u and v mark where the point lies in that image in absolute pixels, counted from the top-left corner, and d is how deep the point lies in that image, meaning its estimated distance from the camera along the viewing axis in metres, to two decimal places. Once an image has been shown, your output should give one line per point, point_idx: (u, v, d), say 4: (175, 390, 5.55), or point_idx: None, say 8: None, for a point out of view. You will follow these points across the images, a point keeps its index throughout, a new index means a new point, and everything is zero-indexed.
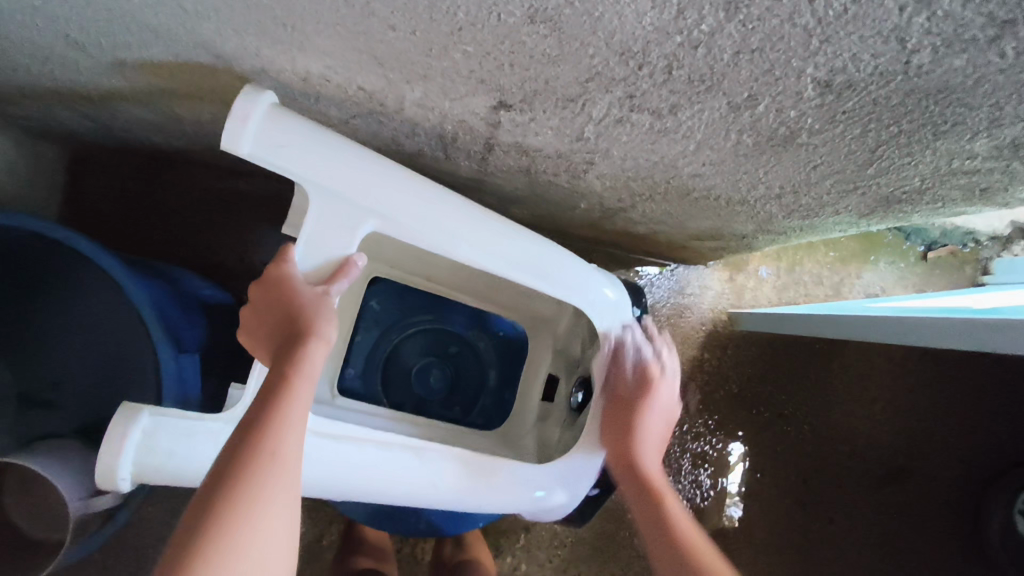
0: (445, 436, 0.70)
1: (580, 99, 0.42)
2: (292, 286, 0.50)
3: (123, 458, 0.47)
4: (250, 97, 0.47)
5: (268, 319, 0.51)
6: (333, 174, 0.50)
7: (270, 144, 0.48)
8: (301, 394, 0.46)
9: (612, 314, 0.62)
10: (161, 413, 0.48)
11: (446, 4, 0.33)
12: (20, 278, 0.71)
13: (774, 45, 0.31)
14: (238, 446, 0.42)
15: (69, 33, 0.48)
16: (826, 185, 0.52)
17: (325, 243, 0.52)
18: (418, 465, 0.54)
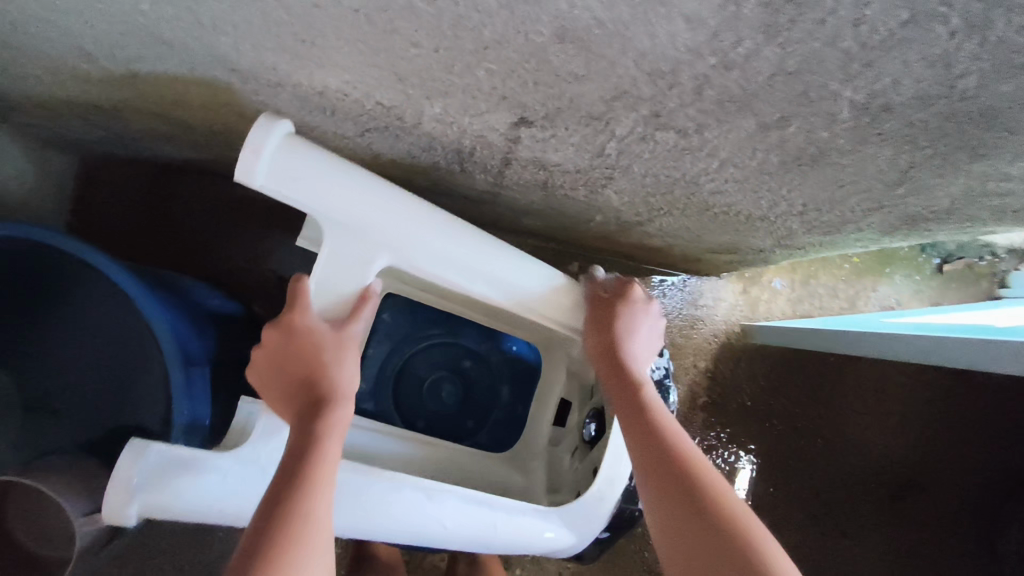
0: (454, 458, 0.70)
1: (604, 116, 0.41)
2: (312, 330, 0.50)
3: (131, 498, 0.46)
4: (263, 129, 0.46)
5: (285, 367, 0.50)
6: (349, 208, 0.50)
7: (284, 177, 0.47)
8: (333, 451, 0.46)
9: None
10: (167, 450, 0.47)
11: (472, 23, 0.32)
12: (29, 289, 0.71)
13: (812, 67, 0.30)
14: (273, 506, 0.42)
15: (83, 46, 0.47)
16: (851, 203, 0.51)
17: (337, 276, 0.52)
18: (427, 506, 0.53)
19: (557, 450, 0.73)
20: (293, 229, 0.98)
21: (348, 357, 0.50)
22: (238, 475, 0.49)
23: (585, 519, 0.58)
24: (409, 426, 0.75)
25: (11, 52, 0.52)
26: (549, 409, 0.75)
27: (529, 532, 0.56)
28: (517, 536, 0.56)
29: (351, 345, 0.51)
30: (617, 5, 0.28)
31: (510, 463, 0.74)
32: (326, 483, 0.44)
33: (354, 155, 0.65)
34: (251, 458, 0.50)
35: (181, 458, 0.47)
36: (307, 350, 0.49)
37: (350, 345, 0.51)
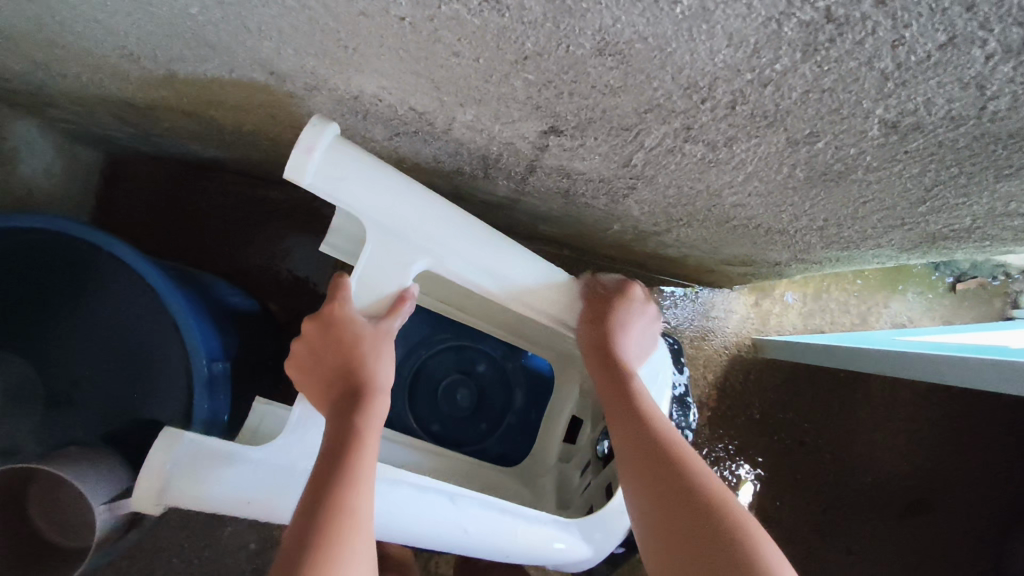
0: (464, 468, 0.70)
1: (635, 128, 0.42)
2: (352, 326, 0.51)
3: (160, 485, 0.47)
4: (315, 129, 0.48)
5: (328, 363, 0.52)
6: (391, 210, 0.51)
7: (332, 176, 0.49)
8: (372, 448, 0.48)
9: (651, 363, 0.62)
10: (197, 441, 0.48)
11: (515, 34, 0.33)
12: (55, 280, 0.72)
13: (847, 85, 0.31)
14: (322, 497, 0.44)
15: (127, 45, 0.48)
16: (872, 220, 0.52)
17: (377, 277, 0.53)
18: (450, 511, 0.53)
19: (567, 466, 0.71)
20: (311, 229, 0.99)
21: (386, 355, 0.52)
22: (263, 470, 0.49)
23: (606, 531, 0.57)
24: (423, 428, 0.77)
25: (54, 49, 0.53)
26: (561, 422, 0.73)
27: (548, 540, 0.56)
28: (536, 543, 0.56)
29: (387, 342, 0.52)
30: (661, 20, 0.29)
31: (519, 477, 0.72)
32: (366, 477, 0.46)
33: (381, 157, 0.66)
34: (276, 454, 0.50)
35: (209, 450, 0.49)
36: (347, 345, 0.51)
37: (388, 341, 0.52)
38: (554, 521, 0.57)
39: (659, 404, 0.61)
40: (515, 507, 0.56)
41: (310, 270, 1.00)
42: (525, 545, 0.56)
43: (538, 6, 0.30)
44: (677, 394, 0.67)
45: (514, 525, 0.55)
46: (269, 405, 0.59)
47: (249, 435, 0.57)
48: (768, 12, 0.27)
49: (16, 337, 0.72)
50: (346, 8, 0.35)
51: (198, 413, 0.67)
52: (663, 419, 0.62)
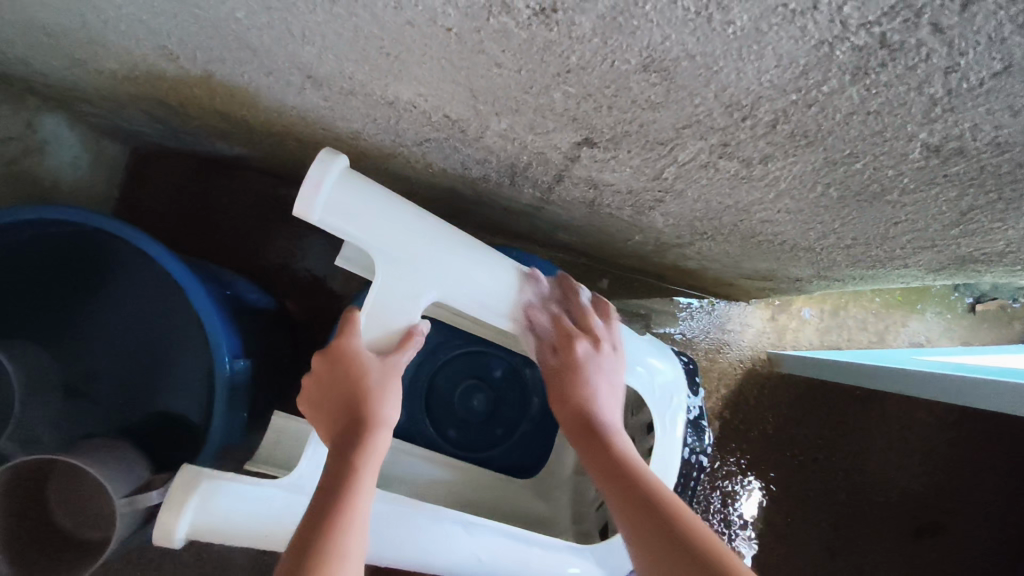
0: (482, 480, 0.70)
1: (670, 142, 0.42)
2: (361, 359, 0.52)
3: (183, 519, 0.48)
4: (323, 163, 0.49)
5: (334, 393, 0.52)
6: (399, 243, 0.52)
7: (340, 212, 0.49)
8: (368, 486, 0.48)
9: (666, 385, 0.62)
10: (216, 478, 0.49)
11: (562, 48, 0.33)
12: (80, 274, 0.73)
13: (894, 109, 0.31)
14: (314, 532, 0.44)
15: (167, 45, 0.49)
16: (902, 240, 0.52)
17: (387, 311, 0.53)
18: (462, 540, 0.53)
19: (583, 480, 0.71)
20: (331, 230, 1.00)
21: (393, 390, 0.52)
22: (281, 503, 0.50)
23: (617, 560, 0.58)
24: (440, 433, 0.77)
25: (94, 47, 0.54)
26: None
27: (561, 566, 0.56)
28: (551, 568, 0.56)
29: (397, 375, 0.53)
30: (711, 40, 0.29)
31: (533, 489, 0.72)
32: (359, 514, 0.46)
33: (408, 162, 0.67)
34: (296, 486, 0.51)
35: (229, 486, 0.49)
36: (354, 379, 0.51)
37: (396, 375, 0.52)
38: (567, 546, 0.57)
39: (673, 426, 0.61)
40: (531, 535, 0.55)
41: (328, 270, 1.01)
42: (540, 572, 0.56)
43: (588, 22, 0.30)
44: (692, 419, 0.65)
45: (530, 550, 0.55)
46: (285, 418, 0.61)
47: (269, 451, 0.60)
48: (821, 36, 0.27)
49: (37, 329, 0.72)
50: (394, 17, 0.35)
51: (215, 422, 0.67)
52: (678, 440, 0.62)
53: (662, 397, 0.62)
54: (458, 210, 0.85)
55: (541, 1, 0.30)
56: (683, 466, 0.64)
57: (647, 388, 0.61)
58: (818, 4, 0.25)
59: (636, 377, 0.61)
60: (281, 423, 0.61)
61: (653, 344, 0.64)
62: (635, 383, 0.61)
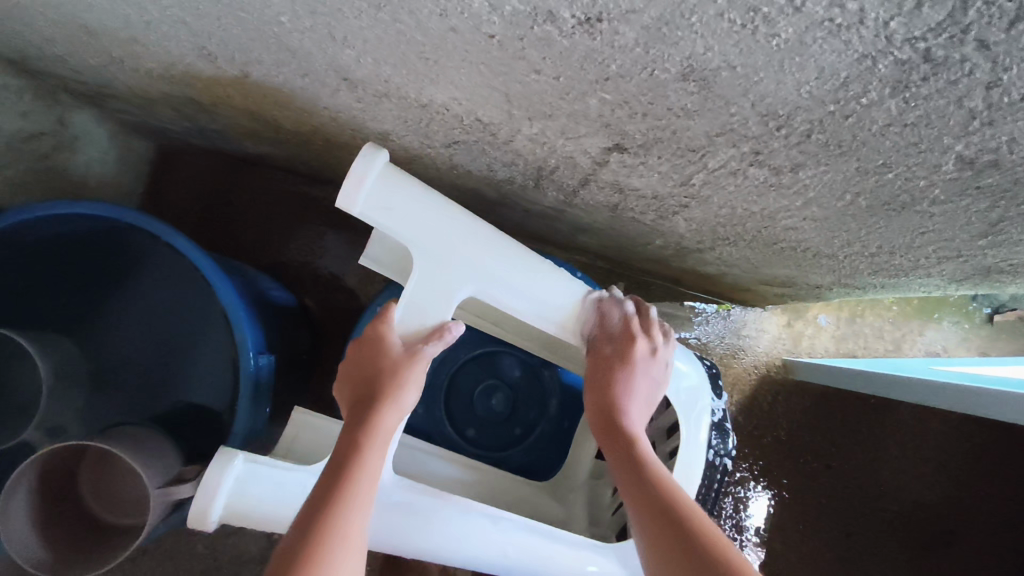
0: (500, 481, 0.71)
1: (701, 150, 0.43)
2: (387, 345, 0.53)
3: (217, 500, 0.49)
4: (367, 158, 0.50)
5: (359, 376, 0.54)
6: (435, 237, 0.53)
7: (381, 205, 0.51)
8: (372, 465, 0.49)
9: (690, 390, 0.63)
10: (253, 461, 0.50)
11: (602, 57, 0.34)
12: (109, 267, 0.75)
13: (931, 121, 0.32)
14: (311, 510, 0.46)
15: (207, 46, 0.50)
16: (928, 250, 0.52)
17: (422, 304, 0.54)
18: (491, 534, 0.54)
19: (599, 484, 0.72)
20: (350, 228, 1.01)
21: (412, 376, 0.53)
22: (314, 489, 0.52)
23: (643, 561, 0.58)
24: (460, 432, 0.78)
25: (133, 46, 0.55)
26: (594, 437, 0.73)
27: (581, 564, 0.57)
28: (571, 566, 0.57)
29: (420, 363, 0.53)
30: (754, 52, 0.29)
31: (549, 491, 0.73)
32: (359, 492, 0.47)
33: (434, 164, 0.68)
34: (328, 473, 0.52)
35: (263, 471, 0.51)
36: (375, 362, 0.53)
37: (418, 365, 0.53)
38: (590, 544, 0.57)
39: (698, 432, 0.62)
40: (554, 531, 0.56)
41: (347, 269, 1.02)
42: (560, 569, 0.57)
43: (632, 32, 0.31)
44: (716, 421, 0.65)
45: (554, 548, 0.56)
46: (308, 411, 0.63)
47: (292, 445, 0.61)
48: (865, 50, 0.27)
49: (67, 321, 0.74)
50: (437, 24, 0.36)
51: (240, 417, 0.68)
52: (702, 446, 0.62)
53: (688, 401, 0.62)
54: (479, 211, 0.86)
55: (587, 13, 0.30)
56: (707, 468, 0.64)
57: (672, 390, 0.62)
58: (864, 21, 0.26)
59: (663, 380, 0.61)
60: (302, 416, 0.63)
61: (680, 347, 0.64)
62: (663, 386, 0.61)
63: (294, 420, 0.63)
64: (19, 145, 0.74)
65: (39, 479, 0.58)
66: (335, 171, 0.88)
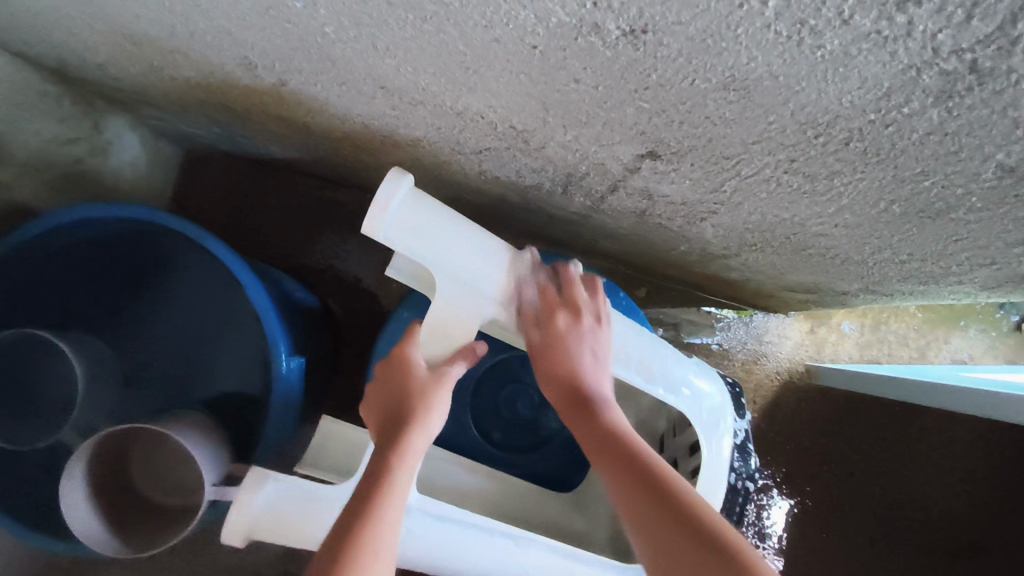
0: (523, 490, 0.72)
1: (736, 157, 0.43)
2: (415, 366, 0.55)
3: (247, 520, 0.51)
4: (392, 184, 0.50)
5: (388, 396, 0.56)
6: (458, 261, 0.53)
7: (406, 229, 0.51)
8: (400, 484, 0.50)
9: (713, 410, 0.62)
10: (282, 480, 0.51)
11: (644, 66, 0.34)
12: (140, 270, 0.76)
13: (973, 130, 0.32)
14: (342, 527, 0.47)
15: (248, 56, 0.51)
16: (960, 257, 0.52)
17: (447, 328, 0.55)
18: (513, 554, 0.55)
19: None
20: None
21: (438, 399, 0.55)
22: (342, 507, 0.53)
23: None
24: (484, 437, 0.79)
25: (175, 55, 0.57)
26: None
27: None
28: None
29: (448, 386, 0.55)
30: (797, 62, 0.30)
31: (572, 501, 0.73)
32: (393, 509, 0.48)
33: (462, 170, 0.69)
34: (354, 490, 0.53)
35: (292, 491, 0.52)
36: (404, 384, 0.55)
37: (444, 386, 0.54)
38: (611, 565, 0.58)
39: (720, 451, 0.61)
40: (576, 551, 0.57)
41: (370, 273, 1.03)
42: None
43: (676, 43, 0.31)
44: (739, 442, 0.65)
45: (578, 564, 0.57)
46: (330, 422, 0.63)
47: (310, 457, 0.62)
48: (911, 61, 0.28)
49: (97, 321, 0.75)
50: (481, 35, 0.37)
51: (271, 421, 0.70)
52: (725, 466, 0.62)
53: (710, 423, 0.61)
54: (504, 216, 0.87)
55: (633, 24, 0.31)
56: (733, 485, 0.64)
57: (695, 411, 0.61)
58: (912, 33, 0.26)
59: (684, 400, 0.60)
60: (325, 426, 0.63)
61: (699, 366, 0.63)
62: (683, 408, 0.60)
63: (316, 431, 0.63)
64: (58, 151, 0.76)
65: (94, 467, 0.60)
66: (362, 176, 0.90)
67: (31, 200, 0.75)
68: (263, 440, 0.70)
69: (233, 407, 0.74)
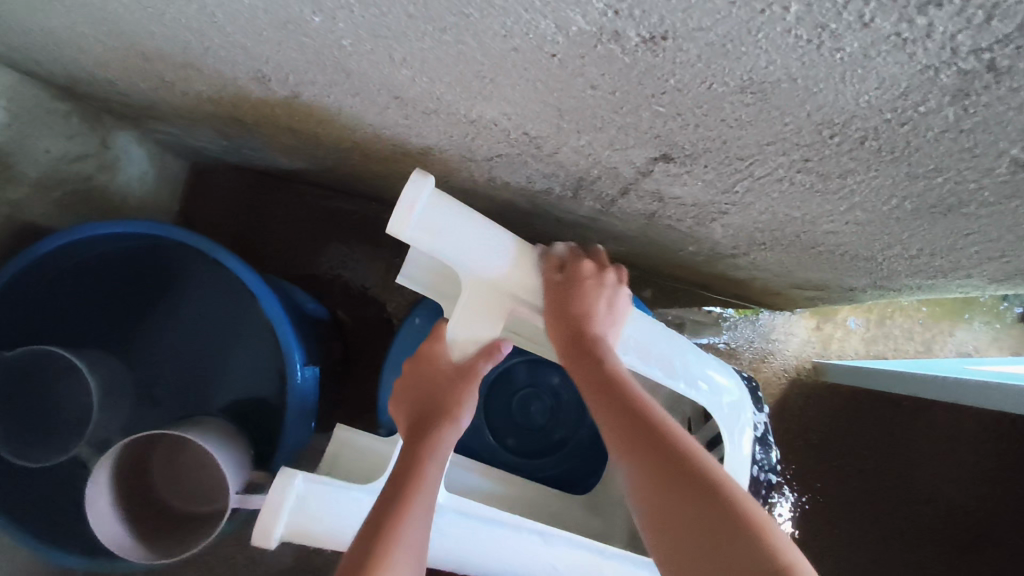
0: (539, 494, 0.72)
1: (750, 158, 0.44)
2: (444, 364, 0.56)
3: (278, 519, 0.51)
4: (416, 184, 0.51)
5: (420, 392, 0.57)
6: (482, 259, 0.54)
7: (430, 229, 0.52)
8: (432, 479, 0.51)
9: (733, 405, 0.62)
10: (312, 479, 0.52)
11: (661, 72, 0.35)
12: (150, 282, 0.76)
13: (988, 127, 0.33)
14: (376, 520, 0.47)
15: (262, 69, 0.52)
16: (970, 251, 0.53)
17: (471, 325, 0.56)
18: (541, 549, 0.55)
19: None
20: (381, 241, 1.03)
21: (468, 394, 0.56)
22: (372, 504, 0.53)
23: None
24: (498, 441, 0.79)
25: (187, 71, 0.58)
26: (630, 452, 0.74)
27: None
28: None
29: (475, 381, 0.56)
30: (816, 64, 0.31)
31: (588, 503, 0.74)
32: (425, 500, 0.49)
33: (472, 176, 0.69)
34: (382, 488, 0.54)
35: (323, 489, 0.52)
36: (436, 380, 0.56)
37: (474, 381, 0.56)
38: (639, 559, 0.57)
39: (742, 443, 0.62)
40: (603, 546, 0.57)
41: (377, 281, 1.03)
42: None
43: (695, 49, 0.32)
44: (759, 434, 0.66)
45: (604, 563, 0.57)
46: (348, 429, 0.63)
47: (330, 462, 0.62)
48: (929, 61, 0.28)
49: (110, 335, 0.75)
50: (500, 44, 0.37)
51: (288, 431, 0.70)
52: (746, 459, 0.62)
53: (729, 417, 0.62)
54: (511, 221, 0.88)
55: (653, 31, 0.32)
56: (752, 481, 0.64)
57: (715, 405, 0.61)
58: (931, 34, 0.27)
59: (703, 394, 0.61)
60: (343, 432, 0.64)
61: (716, 360, 0.63)
62: (704, 402, 0.61)
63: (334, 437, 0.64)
64: (67, 167, 0.76)
65: (117, 480, 0.61)
66: (369, 184, 0.90)
67: (42, 217, 0.76)
68: (281, 450, 0.70)
69: (247, 418, 0.74)
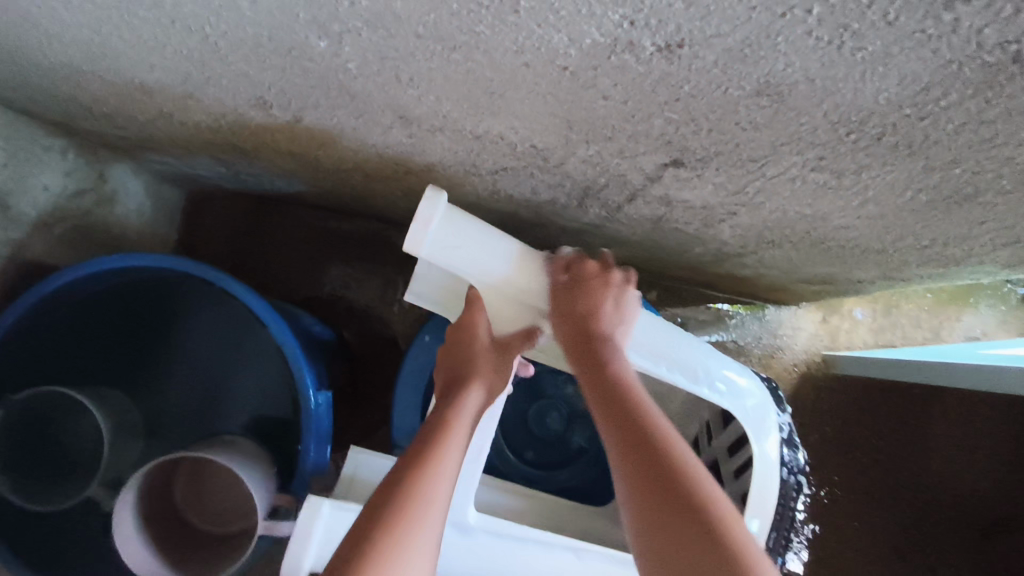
0: (560, 506, 0.71)
1: (762, 159, 0.44)
2: (478, 334, 0.57)
3: (306, 551, 0.50)
4: (431, 202, 0.51)
5: (454, 359, 0.59)
6: (498, 273, 0.55)
7: (445, 246, 0.53)
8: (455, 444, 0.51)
9: (756, 408, 0.62)
10: (339, 507, 0.51)
11: (676, 79, 0.35)
12: (153, 315, 0.75)
13: (1011, 117, 0.32)
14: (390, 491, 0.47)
15: (263, 96, 0.52)
16: (984, 238, 0.53)
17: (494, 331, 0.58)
18: (573, 566, 0.55)
19: None
20: (383, 259, 1.02)
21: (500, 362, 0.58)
22: None
23: None
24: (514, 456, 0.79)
25: (186, 101, 0.57)
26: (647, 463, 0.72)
27: None
28: None
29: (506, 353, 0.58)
30: (835, 65, 0.30)
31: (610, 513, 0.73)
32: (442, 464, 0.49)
33: (475, 191, 0.69)
34: None
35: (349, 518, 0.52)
36: (469, 347, 0.57)
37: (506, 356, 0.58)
38: None
39: (768, 446, 0.61)
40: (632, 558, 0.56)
41: (380, 300, 1.02)
42: None
43: (712, 55, 0.32)
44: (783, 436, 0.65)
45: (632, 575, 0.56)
46: (363, 450, 0.63)
47: (349, 486, 0.61)
48: (953, 56, 0.28)
49: (112, 373, 0.74)
50: (511, 60, 0.37)
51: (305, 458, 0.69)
52: (774, 463, 0.62)
53: (752, 420, 0.61)
54: (514, 232, 0.87)
55: (669, 40, 0.31)
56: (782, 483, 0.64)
57: (738, 408, 0.60)
58: (957, 29, 0.26)
59: (724, 397, 0.60)
60: (358, 455, 0.63)
61: (733, 360, 0.62)
62: (725, 405, 0.60)
63: (349, 460, 0.63)
64: (65, 203, 0.75)
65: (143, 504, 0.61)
66: (369, 203, 0.89)
67: (43, 254, 0.75)
68: (299, 476, 0.69)
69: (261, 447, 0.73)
